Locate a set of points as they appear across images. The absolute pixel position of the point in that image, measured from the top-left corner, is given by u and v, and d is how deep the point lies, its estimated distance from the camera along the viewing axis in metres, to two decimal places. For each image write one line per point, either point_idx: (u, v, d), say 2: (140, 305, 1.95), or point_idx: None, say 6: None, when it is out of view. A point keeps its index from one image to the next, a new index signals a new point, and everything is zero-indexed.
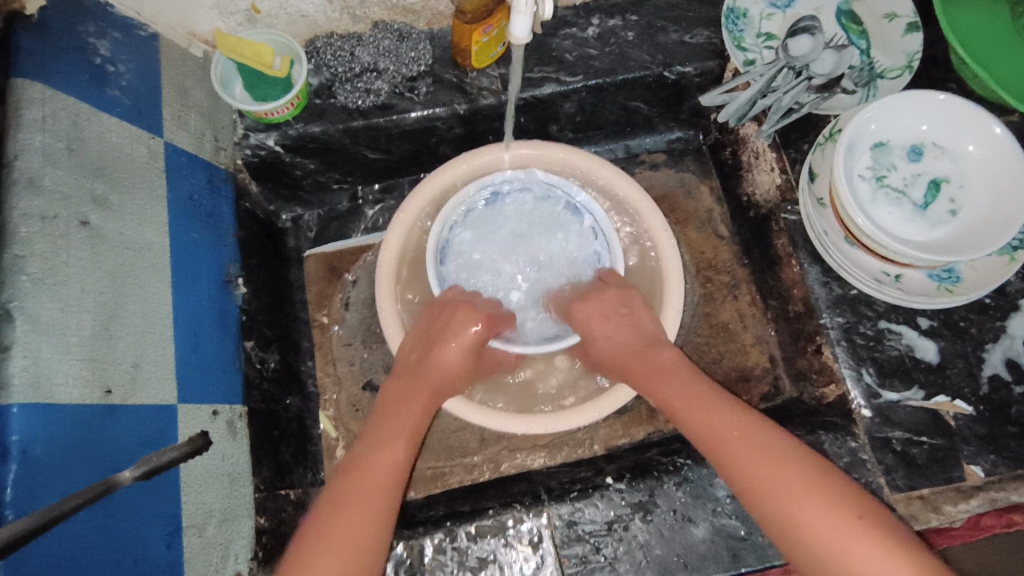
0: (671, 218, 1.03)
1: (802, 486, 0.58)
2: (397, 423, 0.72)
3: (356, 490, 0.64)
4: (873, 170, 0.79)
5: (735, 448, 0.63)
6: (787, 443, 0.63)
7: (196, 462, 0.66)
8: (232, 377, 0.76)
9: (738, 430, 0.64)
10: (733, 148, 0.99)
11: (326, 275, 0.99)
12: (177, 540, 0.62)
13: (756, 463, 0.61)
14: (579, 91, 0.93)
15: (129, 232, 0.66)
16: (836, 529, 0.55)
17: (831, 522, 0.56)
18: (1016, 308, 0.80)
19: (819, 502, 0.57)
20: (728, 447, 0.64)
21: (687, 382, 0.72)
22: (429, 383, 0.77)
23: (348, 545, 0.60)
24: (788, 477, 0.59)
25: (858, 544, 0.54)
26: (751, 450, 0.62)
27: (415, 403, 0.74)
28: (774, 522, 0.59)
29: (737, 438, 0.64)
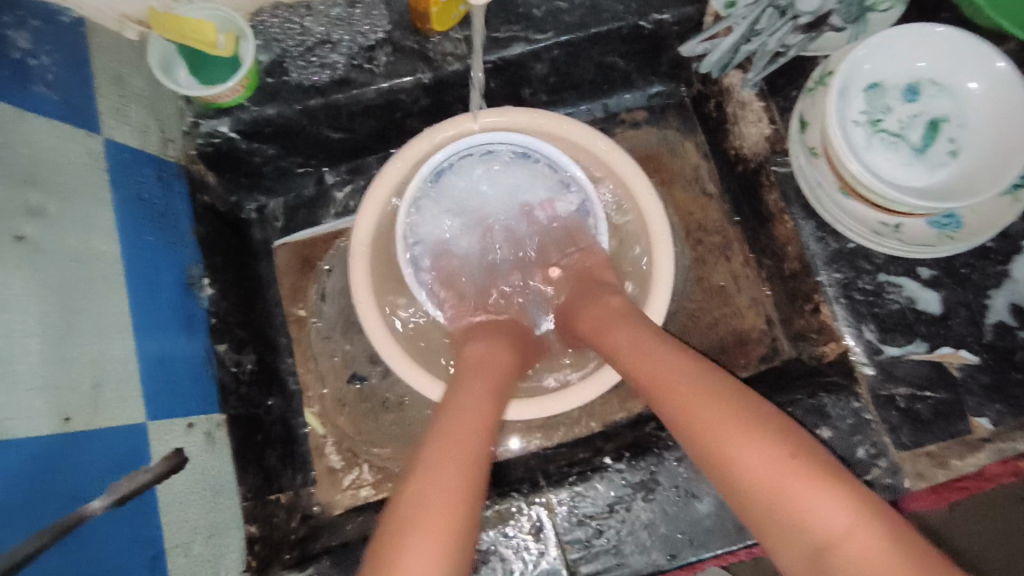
0: (656, 180, 0.98)
1: (741, 425, 0.55)
2: (481, 383, 0.66)
3: (455, 442, 0.57)
4: (867, 115, 0.75)
5: (675, 381, 0.60)
6: (733, 383, 0.59)
7: (175, 480, 0.63)
8: (205, 385, 0.72)
9: (683, 374, 0.60)
10: (717, 100, 0.93)
11: (298, 266, 0.94)
12: (162, 564, 0.59)
13: (698, 404, 0.57)
14: (551, 49, 0.87)
15: (74, 243, 0.60)
16: (772, 468, 0.52)
17: (771, 460, 0.52)
18: (1019, 250, 0.77)
19: (760, 442, 0.53)
20: (670, 392, 0.60)
21: (636, 332, 0.68)
22: (492, 353, 0.72)
23: (455, 499, 0.52)
24: (729, 417, 0.56)
25: (795, 482, 0.51)
26: (693, 392, 0.59)
27: (494, 364, 0.69)
28: (713, 465, 0.55)
29: (681, 381, 0.60)
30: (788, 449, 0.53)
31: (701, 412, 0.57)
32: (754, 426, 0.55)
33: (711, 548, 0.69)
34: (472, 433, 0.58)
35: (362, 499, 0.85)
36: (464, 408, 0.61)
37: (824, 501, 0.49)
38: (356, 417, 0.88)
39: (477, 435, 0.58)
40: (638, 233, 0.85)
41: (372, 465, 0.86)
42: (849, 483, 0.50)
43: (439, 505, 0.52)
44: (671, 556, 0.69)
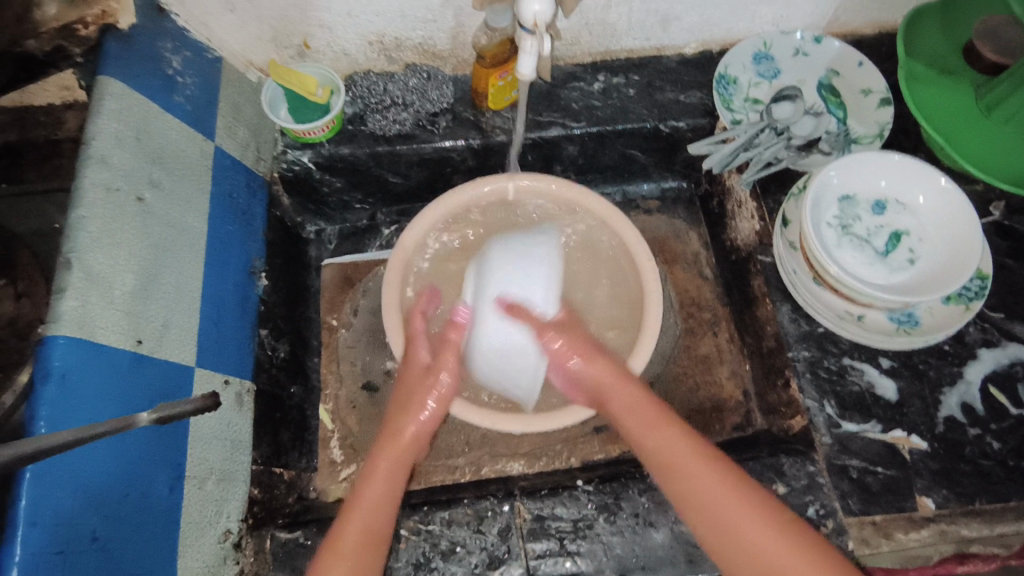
0: (660, 258, 1.11)
1: (740, 505, 0.70)
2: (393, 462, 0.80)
3: (354, 521, 0.73)
4: (839, 219, 0.87)
5: (696, 479, 0.72)
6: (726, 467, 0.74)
7: (203, 422, 0.73)
8: (244, 356, 0.84)
9: (691, 457, 0.74)
10: (720, 197, 1.08)
11: (340, 283, 1.07)
12: (180, 488, 0.68)
13: (705, 487, 0.72)
14: (582, 136, 1.04)
15: (175, 214, 0.76)
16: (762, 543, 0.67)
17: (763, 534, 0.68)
18: (973, 356, 0.86)
19: (750, 519, 0.69)
20: (690, 484, 0.73)
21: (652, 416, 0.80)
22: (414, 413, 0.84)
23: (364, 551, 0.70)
24: (727, 498, 0.70)
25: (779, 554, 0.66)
26: (707, 474, 0.73)
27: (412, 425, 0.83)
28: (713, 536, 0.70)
29: (691, 463, 0.74)
30: (777, 521, 0.68)
31: (724, 512, 0.70)
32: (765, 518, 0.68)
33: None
34: (373, 510, 0.74)
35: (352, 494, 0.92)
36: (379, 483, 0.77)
37: None
38: (364, 421, 0.96)
39: (382, 510, 0.74)
40: (634, 294, 0.96)
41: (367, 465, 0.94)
42: (820, 547, 0.66)
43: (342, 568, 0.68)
44: None
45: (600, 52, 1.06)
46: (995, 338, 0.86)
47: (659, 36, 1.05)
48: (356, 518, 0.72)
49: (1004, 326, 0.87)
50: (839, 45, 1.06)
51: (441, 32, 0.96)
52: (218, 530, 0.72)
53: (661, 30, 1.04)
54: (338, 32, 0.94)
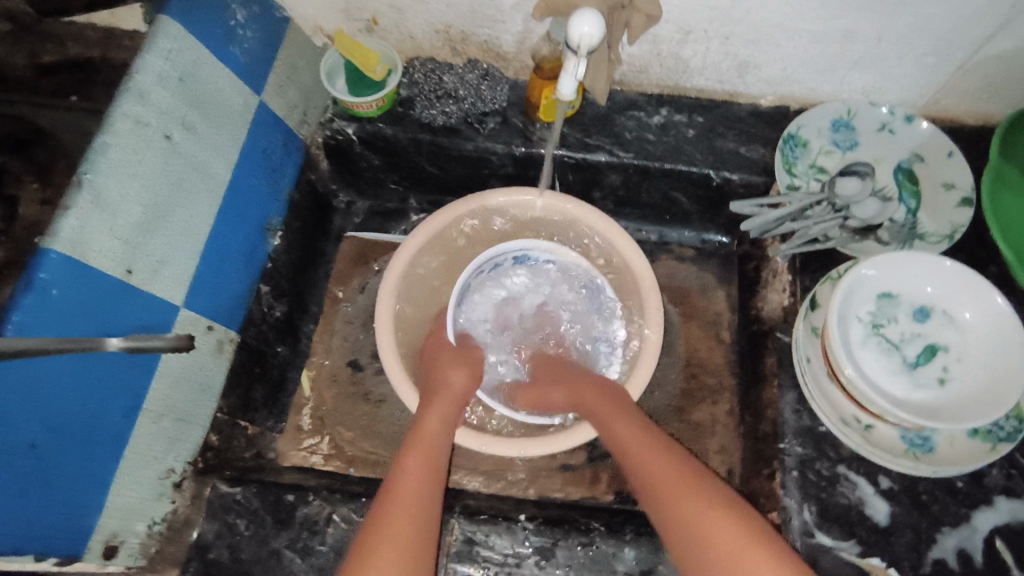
0: (679, 310, 1.06)
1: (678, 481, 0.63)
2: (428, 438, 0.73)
3: (401, 493, 0.65)
4: (872, 317, 0.80)
5: (658, 457, 0.66)
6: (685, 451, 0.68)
7: (175, 360, 0.75)
8: (237, 306, 0.86)
9: (659, 447, 0.68)
10: (757, 262, 1.01)
11: (354, 258, 1.08)
12: (134, 418, 0.70)
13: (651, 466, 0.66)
14: (628, 167, 1.01)
15: (201, 158, 0.78)
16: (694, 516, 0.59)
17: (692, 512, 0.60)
18: (987, 501, 0.77)
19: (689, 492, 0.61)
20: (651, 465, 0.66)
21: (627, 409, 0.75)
22: (441, 406, 0.77)
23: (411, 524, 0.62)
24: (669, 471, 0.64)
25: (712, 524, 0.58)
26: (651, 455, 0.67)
27: (443, 405, 0.78)
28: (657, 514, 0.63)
29: (657, 450, 0.67)
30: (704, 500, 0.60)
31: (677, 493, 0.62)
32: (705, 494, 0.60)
33: None
34: (417, 484, 0.66)
35: (309, 464, 0.93)
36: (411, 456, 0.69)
37: None
38: (340, 397, 0.98)
39: (423, 485, 0.67)
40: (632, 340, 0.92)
41: (332, 440, 0.95)
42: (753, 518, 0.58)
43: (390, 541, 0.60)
44: None
45: (668, 85, 1.01)
46: (1018, 488, 0.77)
47: (734, 81, 0.99)
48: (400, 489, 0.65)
49: None
50: (930, 128, 0.94)
51: (508, 34, 0.94)
52: (161, 466, 0.74)
53: (738, 76, 0.98)
54: (407, 15, 0.94)
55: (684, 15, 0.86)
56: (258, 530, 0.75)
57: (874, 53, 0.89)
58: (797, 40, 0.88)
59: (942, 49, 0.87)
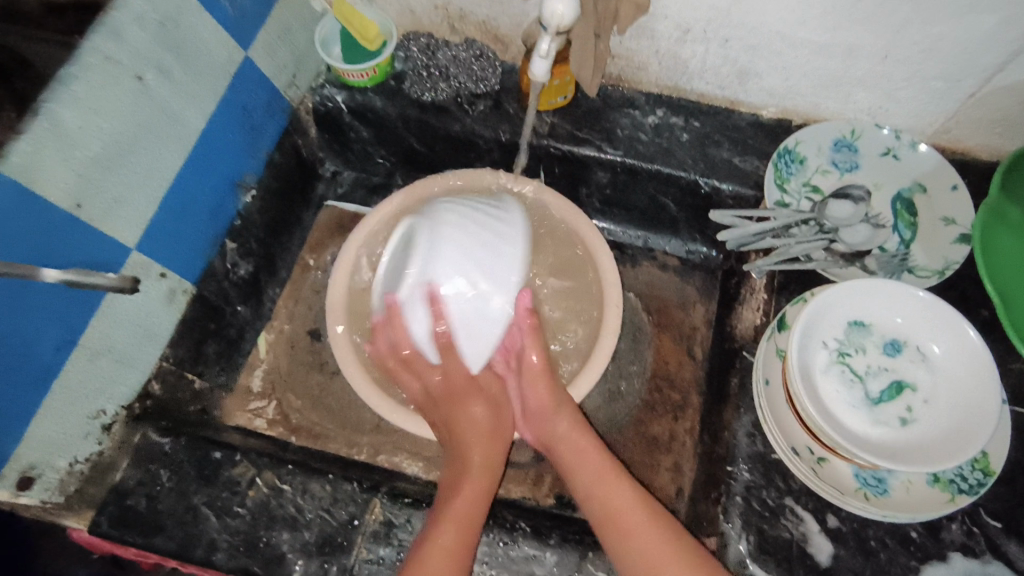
0: (653, 320, 1.03)
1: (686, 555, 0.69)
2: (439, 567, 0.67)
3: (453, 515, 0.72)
4: (839, 344, 0.75)
5: (597, 464, 0.79)
6: (657, 509, 0.74)
7: (120, 300, 0.74)
8: (196, 258, 0.86)
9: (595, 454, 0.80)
10: (738, 278, 0.97)
11: (332, 228, 1.08)
12: (68, 352, 0.69)
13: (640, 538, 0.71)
14: (614, 165, 0.97)
15: (173, 104, 0.77)
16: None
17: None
18: (940, 557, 0.72)
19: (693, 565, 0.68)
20: (586, 479, 0.79)
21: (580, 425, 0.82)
22: (456, 524, 0.71)
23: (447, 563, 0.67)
24: (662, 536, 0.71)
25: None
26: (642, 525, 0.72)
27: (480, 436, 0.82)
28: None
29: (596, 462, 0.79)
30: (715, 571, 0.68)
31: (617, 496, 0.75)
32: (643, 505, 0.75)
33: None
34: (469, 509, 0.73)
35: (252, 427, 0.92)
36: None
37: None
38: (296, 363, 0.97)
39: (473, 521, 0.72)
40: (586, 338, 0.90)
41: (280, 406, 0.94)
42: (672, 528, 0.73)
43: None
44: None
45: (668, 86, 0.97)
46: (977, 547, 0.72)
47: (736, 88, 0.94)
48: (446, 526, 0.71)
49: (996, 539, 0.72)
50: (936, 156, 0.89)
51: (505, 17, 0.91)
52: (93, 407, 0.74)
53: (739, 84, 0.93)
54: None
55: (682, 12, 0.82)
56: (180, 484, 0.75)
57: (879, 72, 0.84)
58: (801, 50, 0.84)
59: (954, 75, 0.82)
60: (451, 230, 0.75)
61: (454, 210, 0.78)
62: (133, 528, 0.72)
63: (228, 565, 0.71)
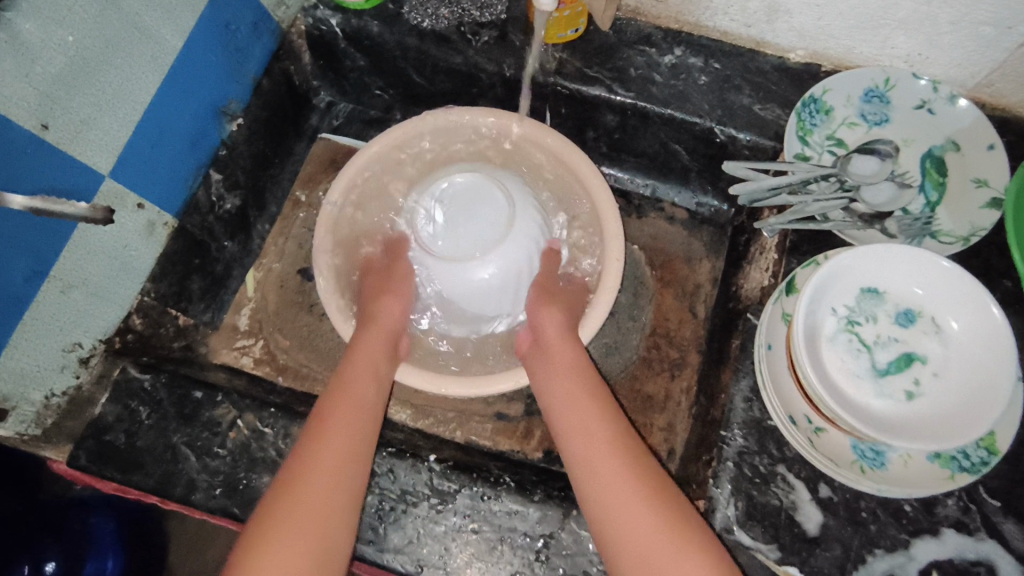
0: (656, 274, 0.99)
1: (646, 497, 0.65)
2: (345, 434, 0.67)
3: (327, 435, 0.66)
4: (849, 311, 0.71)
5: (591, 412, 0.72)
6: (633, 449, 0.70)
7: (93, 231, 0.71)
8: (176, 188, 0.81)
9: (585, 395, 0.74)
10: (748, 236, 0.92)
11: (325, 162, 1.03)
12: (38, 282, 0.67)
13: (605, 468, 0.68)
14: (625, 108, 0.91)
15: (147, 19, 0.70)
16: (650, 535, 0.62)
17: (644, 530, 0.63)
18: (932, 532, 0.70)
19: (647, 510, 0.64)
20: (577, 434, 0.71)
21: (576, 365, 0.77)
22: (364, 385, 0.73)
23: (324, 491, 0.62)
24: (626, 476, 0.67)
25: (667, 552, 0.61)
26: (612, 461, 0.68)
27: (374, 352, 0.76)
28: (596, 517, 0.66)
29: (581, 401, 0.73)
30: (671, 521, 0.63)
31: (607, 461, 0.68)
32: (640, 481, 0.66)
33: None
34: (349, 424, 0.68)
35: (238, 365, 0.90)
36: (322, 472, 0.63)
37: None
38: (283, 303, 0.94)
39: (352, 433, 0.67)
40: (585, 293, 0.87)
41: (267, 345, 0.92)
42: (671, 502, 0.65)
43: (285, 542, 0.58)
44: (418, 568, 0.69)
45: (689, 22, 0.89)
46: (972, 524, 0.70)
47: (763, 27, 0.86)
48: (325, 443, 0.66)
49: (992, 517, 0.70)
50: (975, 112, 0.82)
51: None
52: (68, 339, 0.72)
53: (768, 21, 0.85)
54: None
55: None
56: (159, 421, 0.73)
57: (924, 13, 0.76)
58: None
59: (1010, 20, 0.73)
60: (535, 226, 0.85)
61: (511, 183, 0.85)
62: (111, 464, 0.71)
63: (207, 505, 0.70)
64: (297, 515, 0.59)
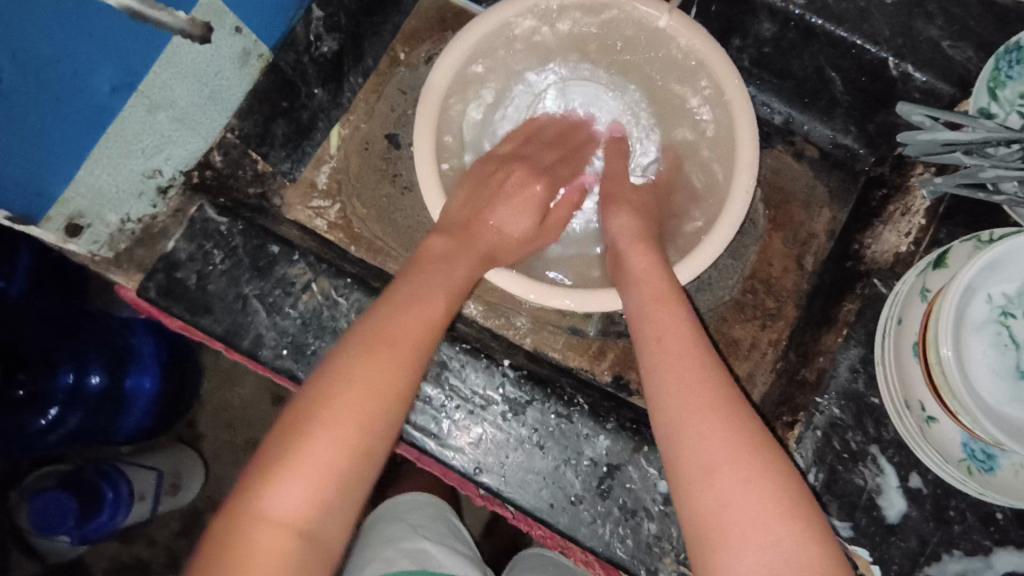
0: (769, 215, 0.90)
1: (729, 422, 0.54)
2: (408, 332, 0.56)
3: (387, 329, 0.56)
4: (1007, 301, 0.62)
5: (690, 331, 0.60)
6: (722, 367, 0.58)
7: (187, 50, 0.63)
8: (275, 19, 0.73)
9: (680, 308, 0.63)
10: (888, 191, 0.82)
11: (433, 21, 0.91)
12: (123, 94, 0.60)
13: (675, 377, 0.57)
14: (789, 18, 0.78)
15: None
16: (739, 455, 0.51)
17: (731, 444, 0.52)
18: (1021, 545, 0.65)
19: (721, 428, 0.53)
20: (673, 341, 0.59)
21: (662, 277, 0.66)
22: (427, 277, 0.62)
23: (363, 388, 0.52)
24: (705, 389, 0.56)
25: (754, 472, 0.51)
26: (695, 371, 0.57)
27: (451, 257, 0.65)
28: (668, 435, 0.55)
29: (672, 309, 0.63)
30: (755, 446, 0.52)
31: (702, 382, 0.56)
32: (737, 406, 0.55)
33: (512, 495, 0.66)
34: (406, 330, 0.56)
35: (312, 226, 0.84)
36: (382, 355, 0.54)
37: (787, 529, 0.48)
38: (366, 168, 0.87)
39: (411, 339, 0.56)
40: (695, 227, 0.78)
41: (343, 210, 0.86)
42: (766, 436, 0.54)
43: (345, 416, 0.50)
44: (476, 470, 0.67)
45: None
46: None
47: None
48: (365, 348, 0.54)
49: None
50: None
51: None
52: (149, 163, 0.68)
53: None
54: None
55: None
56: (232, 270, 0.69)
57: None
58: None
59: None
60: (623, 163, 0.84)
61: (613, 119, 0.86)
62: (181, 302, 0.68)
63: (273, 363, 0.68)
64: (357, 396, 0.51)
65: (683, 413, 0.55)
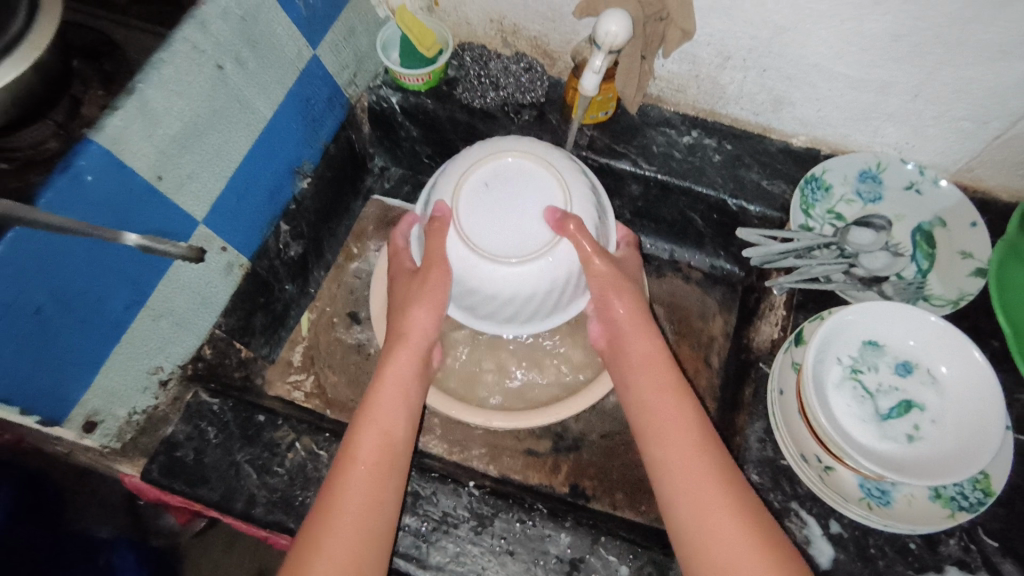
0: (674, 328, 1.08)
1: (721, 496, 0.65)
2: (374, 455, 0.69)
3: (360, 455, 0.68)
4: (853, 361, 0.80)
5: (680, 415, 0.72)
6: (717, 448, 0.69)
7: (184, 269, 0.80)
8: (253, 235, 0.92)
9: (671, 386, 0.74)
10: (758, 295, 1.01)
11: (377, 221, 1.14)
12: (134, 311, 0.75)
13: (678, 465, 0.68)
14: (649, 180, 1.02)
15: (246, 93, 0.81)
16: (735, 529, 0.63)
17: (723, 521, 0.64)
18: (938, 569, 0.74)
19: (728, 512, 0.64)
20: (668, 432, 0.71)
21: (648, 354, 0.78)
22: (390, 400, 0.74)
23: (354, 512, 0.64)
24: (702, 474, 0.67)
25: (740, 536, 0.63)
26: (694, 459, 0.68)
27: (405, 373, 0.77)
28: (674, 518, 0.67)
29: (661, 392, 0.74)
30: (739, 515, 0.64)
31: (697, 467, 0.67)
32: (721, 482, 0.66)
33: None
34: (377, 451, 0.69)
35: (291, 398, 0.97)
36: (361, 480, 0.66)
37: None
38: (335, 343, 1.03)
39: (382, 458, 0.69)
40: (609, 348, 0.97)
41: (317, 380, 1.00)
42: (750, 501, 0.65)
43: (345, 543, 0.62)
44: None
45: (704, 109, 1.01)
46: (973, 564, 0.74)
47: (770, 115, 0.97)
48: (347, 477, 0.66)
49: (992, 557, 0.74)
50: (957, 194, 0.92)
51: (555, 34, 0.96)
52: (152, 362, 0.81)
53: (773, 111, 0.96)
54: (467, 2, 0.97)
55: (726, 40, 0.86)
56: (225, 441, 0.81)
57: (909, 109, 0.87)
58: (835, 84, 0.87)
59: (980, 116, 0.84)
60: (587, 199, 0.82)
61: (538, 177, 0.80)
62: (181, 478, 0.78)
63: (265, 518, 0.76)
64: (341, 527, 0.63)
65: (681, 495, 0.67)
